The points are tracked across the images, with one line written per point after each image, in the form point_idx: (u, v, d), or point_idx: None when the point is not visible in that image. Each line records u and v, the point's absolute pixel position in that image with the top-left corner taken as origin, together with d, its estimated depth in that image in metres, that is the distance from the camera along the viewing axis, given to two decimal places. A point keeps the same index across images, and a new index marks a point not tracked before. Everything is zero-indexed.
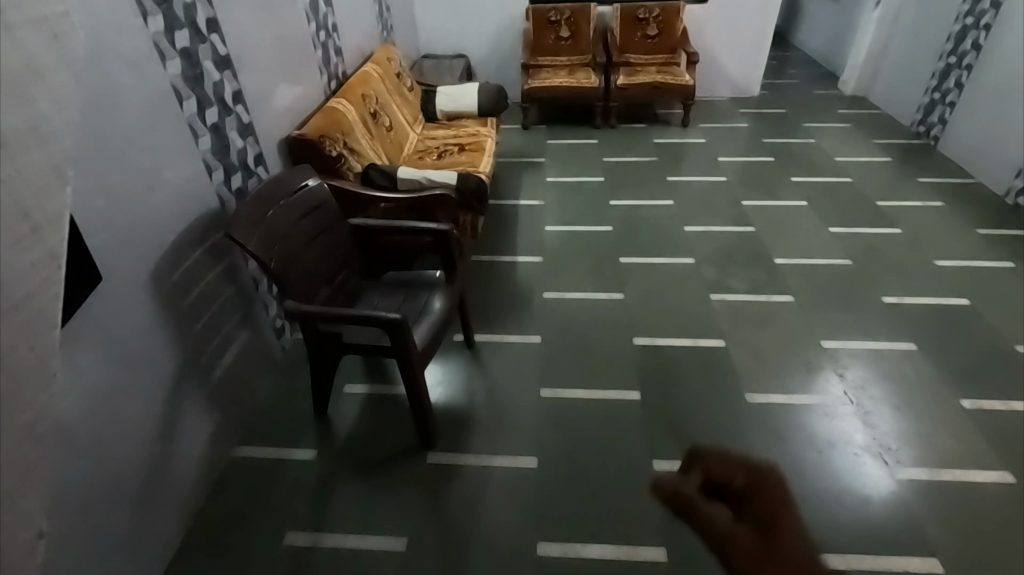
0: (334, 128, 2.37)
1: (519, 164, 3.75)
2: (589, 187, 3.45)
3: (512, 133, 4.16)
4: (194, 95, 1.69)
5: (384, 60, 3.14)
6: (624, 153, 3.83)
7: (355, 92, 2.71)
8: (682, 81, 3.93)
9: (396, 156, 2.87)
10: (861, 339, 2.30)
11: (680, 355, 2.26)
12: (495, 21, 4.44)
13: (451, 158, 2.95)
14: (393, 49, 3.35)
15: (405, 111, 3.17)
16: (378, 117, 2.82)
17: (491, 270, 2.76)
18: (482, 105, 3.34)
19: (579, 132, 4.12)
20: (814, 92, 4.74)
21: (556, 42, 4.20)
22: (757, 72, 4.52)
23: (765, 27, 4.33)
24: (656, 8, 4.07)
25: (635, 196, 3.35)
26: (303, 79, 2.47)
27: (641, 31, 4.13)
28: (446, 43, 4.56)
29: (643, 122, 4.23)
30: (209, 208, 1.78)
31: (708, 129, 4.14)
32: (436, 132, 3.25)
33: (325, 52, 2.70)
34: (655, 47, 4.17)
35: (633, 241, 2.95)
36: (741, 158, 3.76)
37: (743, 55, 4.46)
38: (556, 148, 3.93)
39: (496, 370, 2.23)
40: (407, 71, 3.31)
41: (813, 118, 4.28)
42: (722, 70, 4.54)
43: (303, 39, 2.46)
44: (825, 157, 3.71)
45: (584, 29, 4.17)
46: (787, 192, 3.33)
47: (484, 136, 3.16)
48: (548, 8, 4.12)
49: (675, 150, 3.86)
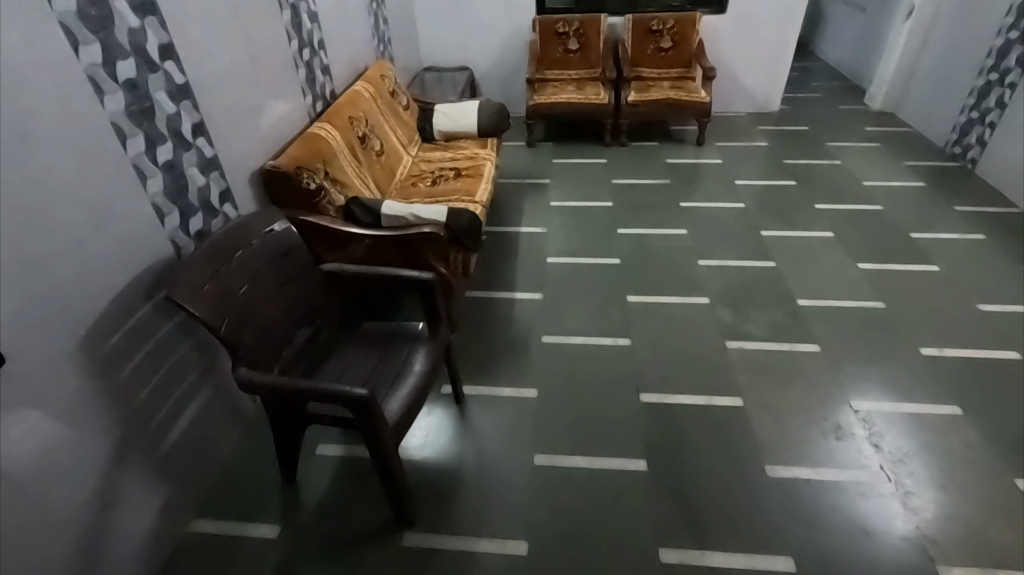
0: (313, 158, 2.16)
1: (522, 186, 3.53)
2: (596, 212, 3.22)
3: (516, 152, 3.94)
4: (141, 132, 1.50)
5: (378, 78, 2.94)
6: (634, 175, 3.59)
7: (342, 115, 2.51)
8: (697, 98, 3.68)
9: (387, 184, 2.66)
10: (897, 401, 2.04)
11: (692, 415, 2.01)
12: (501, 32, 4.22)
13: (446, 185, 2.74)
14: (388, 65, 3.14)
15: (399, 132, 2.96)
16: (367, 141, 2.62)
17: (486, 309, 2.54)
18: (482, 125, 3.12)
19: (586, 151, 3.89)
20: (839, 108, 4.46)
21: (564, 55, 3.98)
22: (778, 87, 4.27)
23: (787, 38, 4.06)
24: (670, 20, 3.85)
25: (645, 224, 3.11)
26: (283, 103, 2.28)
27: (654, 44, 3.91)
28: (448, 55, 4.36)
29: (655, 140, 3.99)
30: (159, 257, 1.58)
31: (725, 148, 3.89)
32: (432, 154, 3.05)
33: (310, 72, 2.51)
34: (669, 60, 3.94)
35: (642, 275, 2.72)
36: (761, 181, 3.51)
37: (762, 69, 4.21)
38: (562, 168, 3.70)
39: (486, 430, 2.01)
40: (402, 89, 3.10)
41: (838, 137, 4.01)
42: (740, 84, 4.29)
43: (284, 60, 2.27)
44: (851, 181, 3.44)
45: (594, 42, 3.95)
46: (811, 221, 3.07)
47: (483, 159, 2.95)
48: (555, 19, 3.91)
49: (687, 172, 3.62)
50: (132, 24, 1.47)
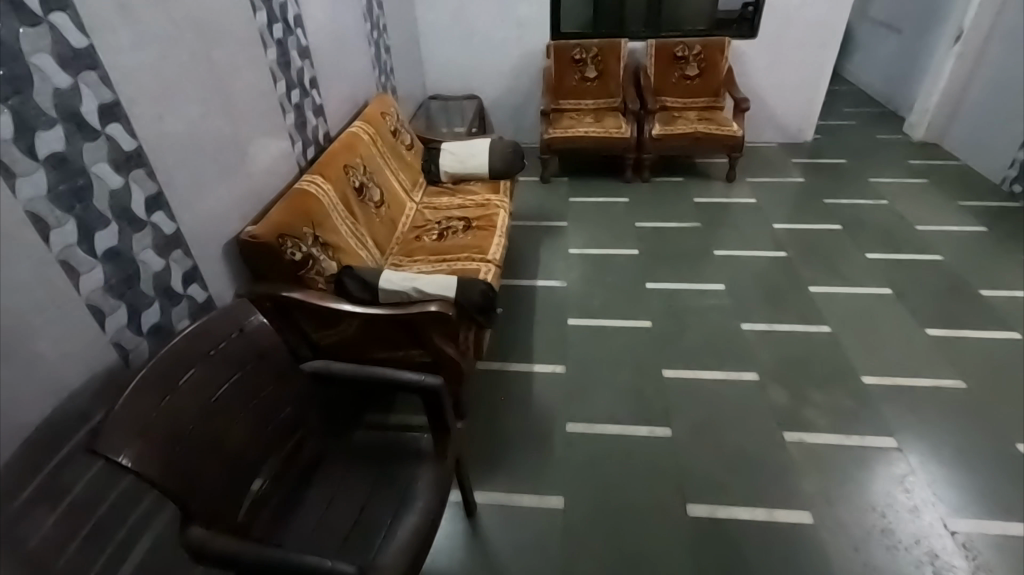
0: (300, 221, 1.85)
1: (537, 230, 3.21)
2: (620, 262, 2.89)
3: (529, 189, 3.63)
4: (72, 217, 1.19)
5: (378, 116, 2.64)
6: (660, 217, 3.27)
7: (336, 163, 2.20)
8: (728, 130, 3.36)
9: (387, 239, 2.35)
10: (1003, 521, 1.68)
11: (752, 537, 1.66)
12: (513, 58, 3.92)
13: (454, 239, 2.42)
14: (390, 100, 2.84)
15: (401, 177, 2.66)
16: (365, 191, 2.30)
17: (501, 386, 2.20)
18: (494, 168, 2.83)
19: (606, 189, 3.57)
20: (877, 137, 4.13)
21: (581, 83, 3.68)
22: (811, 116, 3.95)
23: (823, 64, 3.74)
24: (697, 45, 3.56)
25: (677, 276, 2.77)
26: (267, 155, 1.96)
27: (679, 71, 3.61)
28: (455, 83, 4.07)
29: (680, 175, 3.67)
30: (97, 371, 1.26)
31: (757, 185, 3.57)
32: (439, 201, 2.73)
33: (300, 115, 2.19)
34: (696, 88, 3.63)
35: (677, 342, 2.38)
36: (802, 224, 3.18)
37: (795, 97, 3.89)
38: (581, 209, 3.39)
39: (504, 554, 1.66)
40: (404, 126, 2.80)
41: (880, 171, 3.68)
42: (771, 114, 3.97)
43: (268, 105, 1.96)
44: (902, 225, 3.10)
45: (614, 69, 3.65)
46: (864, 274, 2.74)
47: (495, 207, 2.63)
48: (572, 45, 3.61)
49: (718, 213, 3.29)
50: (60, 83, 1.16)
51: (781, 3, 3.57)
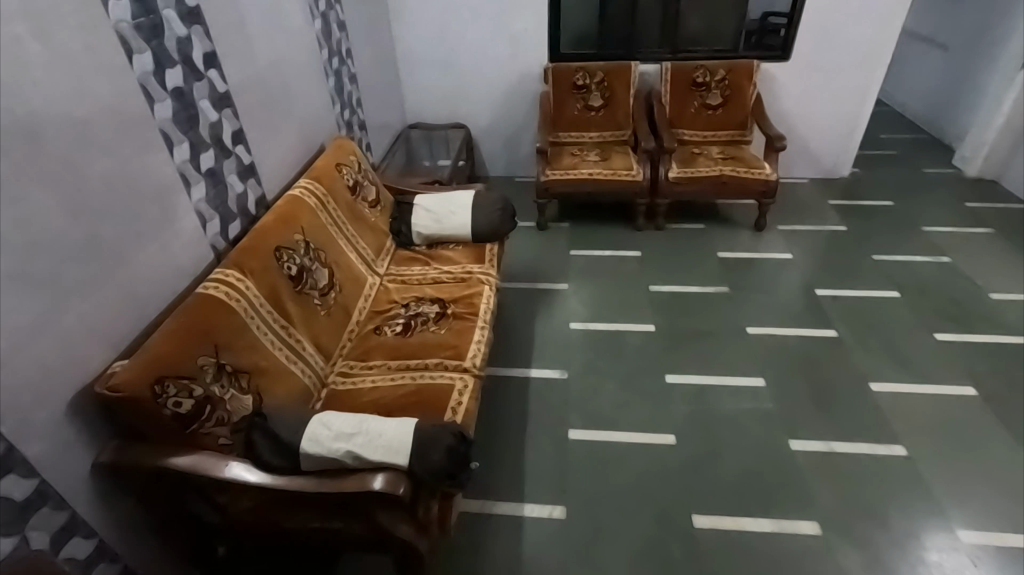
0: (194, 347, 1.33)
1: (532, 295, 2.68)
2: (634, 343, 2.36)
3: (523, 238, 3.10)
4: None
5: (330, 169, 2.11)
6: (679, 279, 2.73)
7: (265, 245, 1.67)
8: (759, 173, 2.82)
9: (335, 337, 1.82)
10: None
11: None
12: (505, 82, 3.39)
13: (424, 332, 1.89)
14: (349, 144, 2.32)
15: (361, 244, 2.13)
16: (306, 277, 1.78)
17: (482, 540, 1.68)
18: (478, 229, 2.30)
19: (614, 239, 3.04)
20: (924, 171, 3.59)
21: (585, 113, 3.17)
22: (851, 148, 3.41)
23: (865, 91, 3.22)
24: (720, 69, 3.04)
25: (703, 365, 2.24)
26: (159, 249, 1.43)
27: (698, 99, 3.10)
28: (438, 109, 3.54)
29: (700, 222, 3.14)
30: None
31: (791, 235, 3.04)
32: (409, 272, 2.21)
33: (217, 182, 1.66)
34: (718, 120, 3.11)
35: (709, 470, 1.86)
36: (849, 288, 2.65)
37: (833, 128, 3.36)
38: (584, 266, 2.86)
39: None
40: (365, 178, 2.28)
41: (933, 217, 3.15)
42: (804, 146, 3.44)
43: (160, 181, 1.43)
44: (971, 292, 2.57)
45: (623, 97, 3.13)
46: (936, 365, 2.21)
47: (478, 283, 2.11)
48: (573, 67, 3.10)
49: (747, 274, 2.76)
50: None
51: (820, 20, 3.03)
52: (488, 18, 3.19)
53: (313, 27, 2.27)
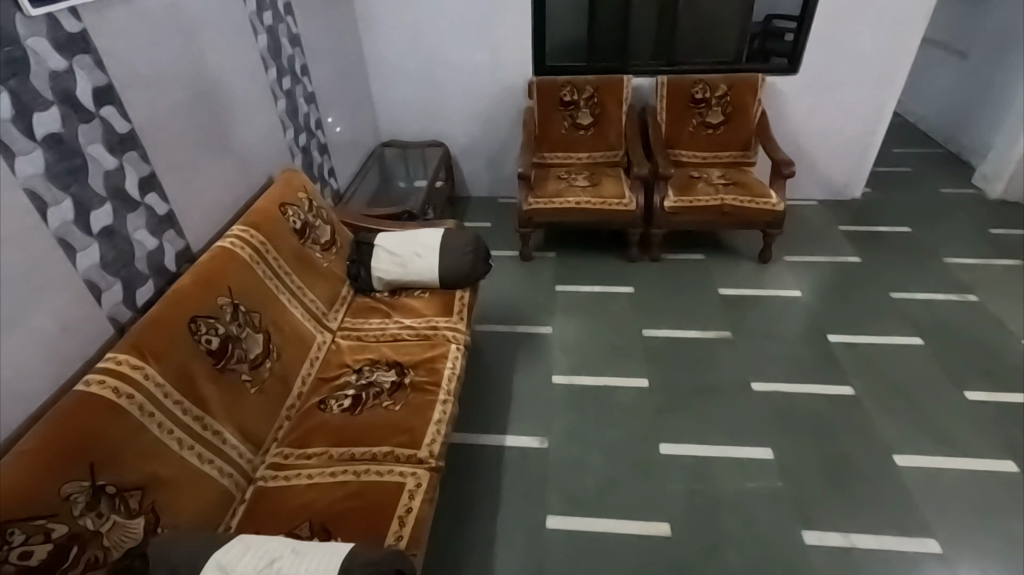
0: (59, 472, 1.05)
1: (512, 340, 2.40)
2: (624, 402, 2.08)
3: (504, 271, 2.82)
4: None
5: (273, 210, 1.83)
6: (676, 321, 2.45)
7: (178, 316, 1.39)
8: (764, 202, 2.54)
9: (268, 419, 1.54)
10: None
11: None
12: (486, 96, 3.10)
13: (376, 408, 1.61)
14: (300, 177, 2.03)
15: (308, 297, 1.85)
16: (233, 348, 1.50)
17: None
18: (445, 274, 2.01)
19: (605, 273, 2.76)
20: (942, 192, 3.31)
21: (573, 132, 2.89)
22: (864, 168, 3.13)
23: (880, 106, 2.93)
24: (721, 85, 2.76)
25: (702, 430, 1.97)
26: (26, 338, 1.15)
27: (697, 117, 2.82)
28: (414, 125, 3.25)
29: (699, 252, 2.86)
30: None
31: (800, 267, 2.76)
32: (366, 326, 1.93)
33: (117, 242, 1.38)
34: (718, 139, 2.83)
35: (709, 570, 1.59)
36: (866, 333, 2.37)
37: (844, 146, 3.08)
38: (570, 304, 2.58)
39: None
40: (316, 217, 2.00)
41: (955, 246, 2.87)
42: (812, 166, 3.15)
43: (30, 253, 1.15)
44: (1002, 338, 2.30)
45: (614, 115, 2.86)
46: (968, 432, 1.94)
47: (443, 342, 1.84)
48: (560, 82, 2.82)
49: (751, 315, 2.48)
50: None
51: (831, 30, 2.75)
52: (466, 28, 2.91)
53: (257, 45, 1.99)
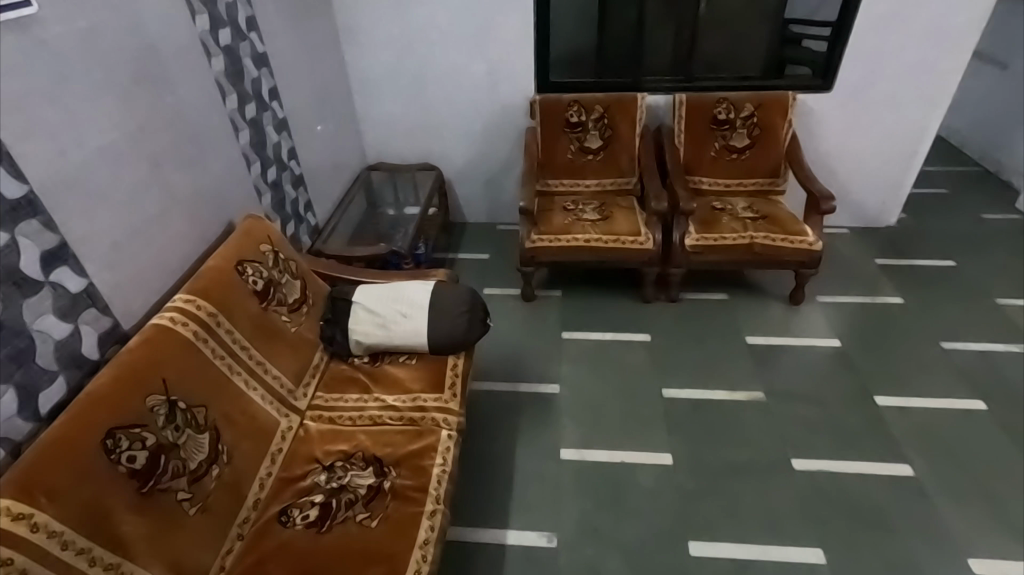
0: None
1: (512, 401, 2.09)
2: (645, 485, 1.79)
3: (503, 314, 2.51)
4: None
5: (228, 270, 1.52)
6: (700, 378, 2.15)
7: (89, 433, 1.09)
8: (799, 240, 2.23)
9: (212, 545, 1.24)
10: None
11: None
12: (482, 114, 2.79)
13: (347, 526, 1.31)
14: (265, 224, 1.73)
15: (270, 373, 1.55)
16: (167, 461, 1.20)
17: None
18: (434, 337, 1.71)
19: (617, 316, 2.45)
20: (984, 218, 3.01)
21: (580, 157, 2.59)
22: (901, 194, 2.83)
23: (923, 127, 2.63)
24: (747, 104, 2.46)
25: (739, 524, 1.68)
26: None
27: (719, 140, 2.52)
28: (404, 146, 2.93)
29: (722, 291, 2.56)
30: None
31: (836, 309, 2.46)
32: (341, 405, 1.63)
33: (5, 339, 1.08)
34: (743, 165, 2.53)
35: None
36: (918, 393, 2.07)
37: (880, 170, 2.77)
38: (579, 355, 2.27)
39: None
40: (283, 273, 1.69)
41: (1006, 283, 2.57)
42: (844, 191, 2.85)
43: None
44: None
45: (626, 137, 2.55)
46: None
47: (432, 429, 1.53)
48: (566, 100, 2.52)
49: (786, 370, 2.17)
50: None
51: (872, 43, 2.45)
52: (461, 39, 2.60)
53: (211, 69, 1.68)
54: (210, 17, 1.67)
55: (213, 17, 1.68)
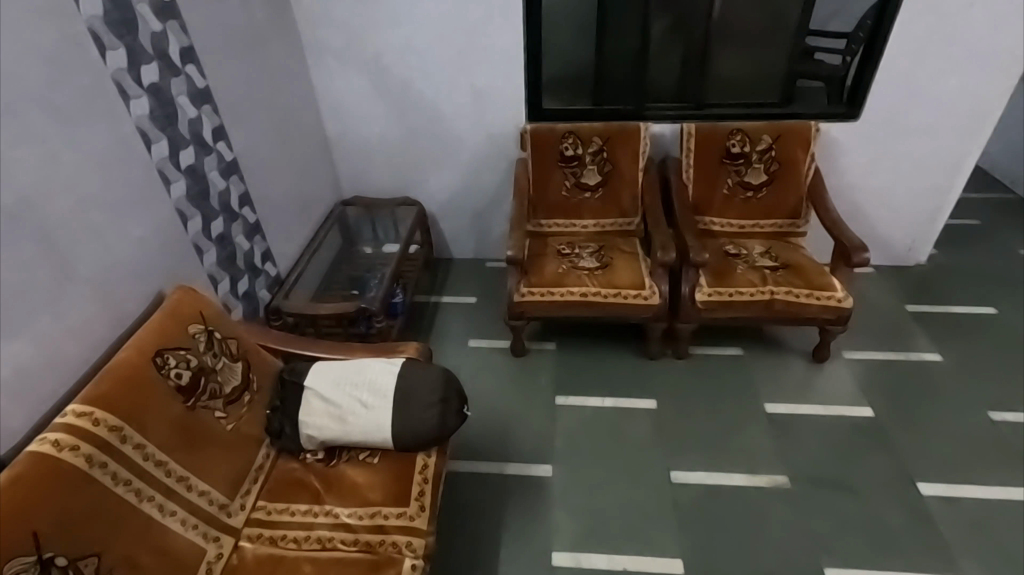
0: None
1: (497, 486, 1.81)
2: None
3: (489, 372, 2.23)
4: None
5: (142, 367, 1.24)
6: (714, 456, 1.87)
7: None
8: (826, 296, 1.95)
9: None
10: None
11: None
12: (468, 143, 2.51)
13: None
14: (197, 297, 1.44)
15: (195, 490, 1.27)
16: None
17: None
18: (399, 433, 1.43)
19: (618, 375, 2.17)
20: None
21: (576, 194, 2.31)
22: (933, 230, 2.55)
23: (960, 159, 2.35)
24: (764, 136, 2.18)
25: None
26: None
27: (733, 176, 2.24)
28: (382, 176, 2.65)
29: (736, 345, 2.27)
30: None
31: (866, 367, 2.17)
32: (285, 522, 1.35)
33: None
34: (759, 205, 2.25)
35: None
36: (968, 478, 1.79)
37: (911, 205, 2.49)
38: (575, 426, 1.99)
39: None
40: (217, 358, 1.40)
41: None
42: (871, 227, 2.57)
43: None
44: None
45: (628, 172, 2.27)
46: None
47: (393, 561, 1.26)
48: (560, 131, 2.24)
49: (812, 447, 1.89)
50: None
51: (907, 66, 2.17)
52: (442, 62, 2.32)
53: (131, 115, 1.39)
54: (129, 52, 1.38)
55: (133, 52, 1.40)
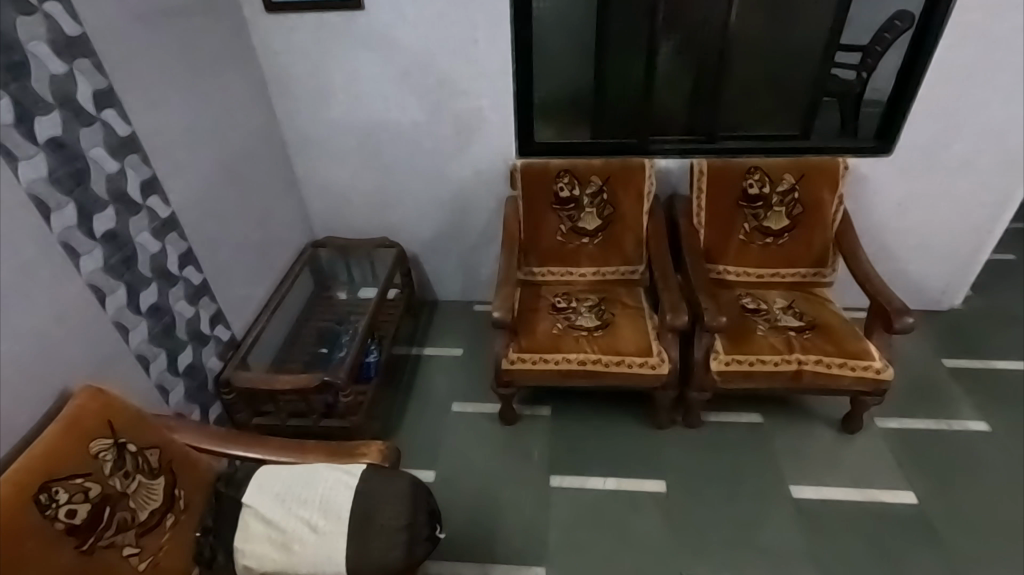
0: None
1: None
2: None
3: (475, 444, 1.96)
4: None
5: (17, 514, 0.96)
6: (732, 557, 1.61)
7: None
8: (862, 366, 1.69)
9: None
10: None
11: None
12: (453, 179, 2.24)
13: None
14: (107, 402, 1.16)
15: None
16: None
17: None
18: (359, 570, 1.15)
19: (622, 449, 1.90)
20: None
21: (573, 240, 2.05)
22: (971, 273, 2.29)
23: (1006, 197, 2.08)
24: (786, 176, 1.92)
25: None
26: None
27: (750, 220, 1.98)
28: (357, 214, 2.38)
29: (754, 410, 2.01)
30: None
31: (905, 439, 1.90)
32: None
33: None
34: (780, 252, 1.99)
35: None
36: None
37: (947, 246, 2.23)
38: (572, 516, 1.72)
39: None
40: (127, 480, 1.13)
41: None
42: (902, 269, 2.30)
43: None
44: None
45: (631, 216, 2.01)
46: None
47: None
48: (555, 169, 1.98)
49: (848, 544, 1.63)
50: None
51: (948, 96, 1.90)
52: (422, 91, 2.06)
53: (19, 180, 1.13)
54: (16, 103, 1.12)
55: (23, 103, 1.14)
